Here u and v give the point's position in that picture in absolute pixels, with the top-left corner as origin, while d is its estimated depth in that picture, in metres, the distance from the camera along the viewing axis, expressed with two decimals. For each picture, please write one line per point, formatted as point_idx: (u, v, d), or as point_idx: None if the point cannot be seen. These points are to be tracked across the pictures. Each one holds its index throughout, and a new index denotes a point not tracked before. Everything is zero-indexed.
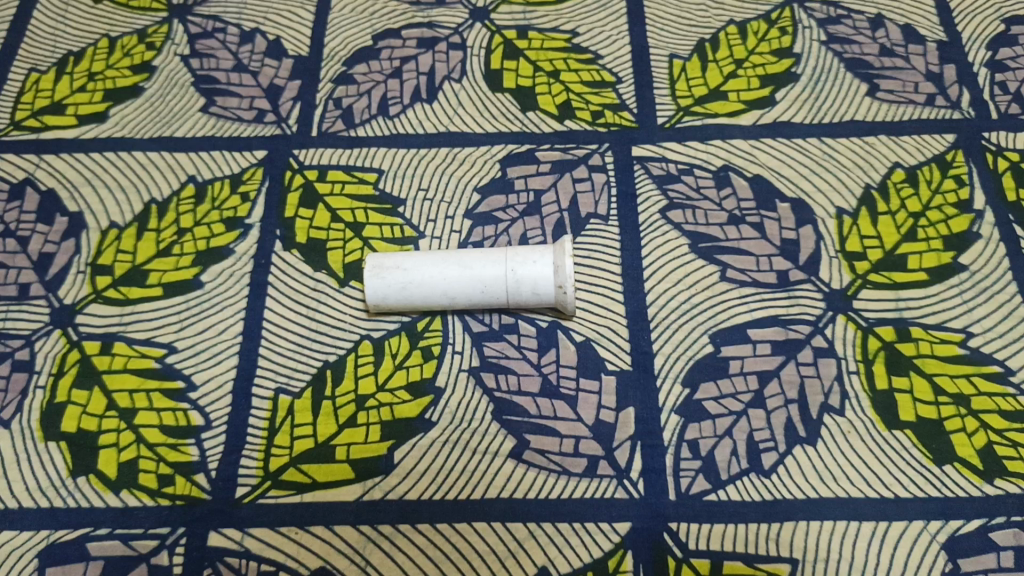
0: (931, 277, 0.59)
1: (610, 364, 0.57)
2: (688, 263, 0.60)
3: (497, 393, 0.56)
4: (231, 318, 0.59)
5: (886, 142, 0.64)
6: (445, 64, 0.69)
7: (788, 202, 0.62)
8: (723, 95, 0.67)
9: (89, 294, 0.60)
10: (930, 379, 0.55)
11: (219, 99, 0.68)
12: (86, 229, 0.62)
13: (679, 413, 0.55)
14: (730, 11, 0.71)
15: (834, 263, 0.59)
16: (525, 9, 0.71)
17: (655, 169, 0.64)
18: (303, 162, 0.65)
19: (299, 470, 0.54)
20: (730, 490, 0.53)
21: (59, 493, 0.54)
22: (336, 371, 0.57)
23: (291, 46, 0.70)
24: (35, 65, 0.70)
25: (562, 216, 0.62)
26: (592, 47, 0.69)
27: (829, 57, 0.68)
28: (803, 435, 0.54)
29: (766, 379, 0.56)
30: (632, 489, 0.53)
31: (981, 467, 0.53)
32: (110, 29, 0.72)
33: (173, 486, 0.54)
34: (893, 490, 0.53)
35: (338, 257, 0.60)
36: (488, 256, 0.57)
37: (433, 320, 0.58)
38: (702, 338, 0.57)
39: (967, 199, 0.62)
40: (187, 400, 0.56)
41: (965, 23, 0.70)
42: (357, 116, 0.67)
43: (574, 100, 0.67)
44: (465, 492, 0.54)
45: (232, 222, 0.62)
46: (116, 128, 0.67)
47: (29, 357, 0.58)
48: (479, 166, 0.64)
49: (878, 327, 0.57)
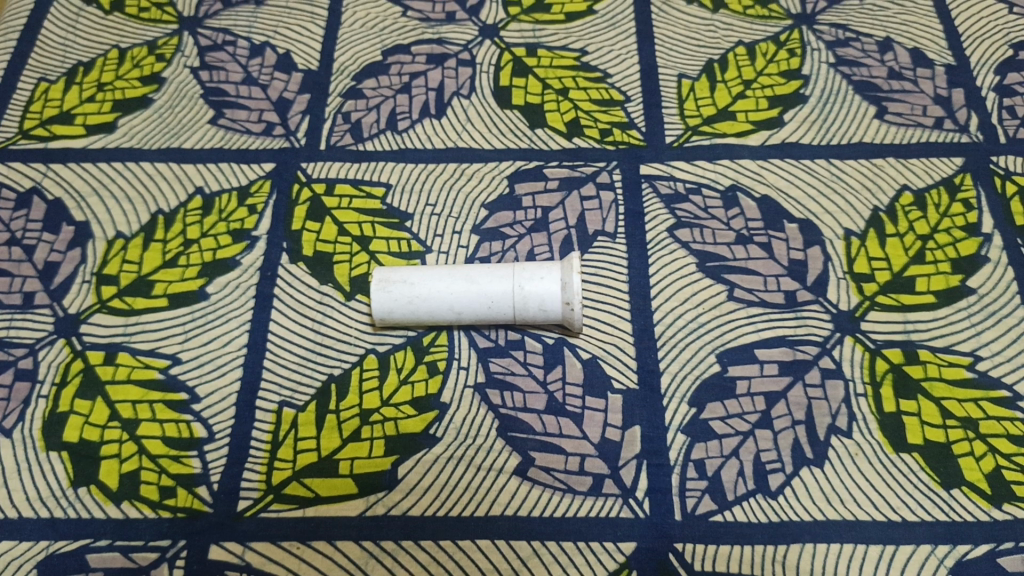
0: (939, 300, 0.58)
1: (616, 382, 0.56)
2: (695, 283, 0.60)
3: (503, 409, 0.56)
4: (236, 330, 0.58)
5: (894, 165, 0.64)
6: (454, 80, 0.69)
7: (796, 222, 0.62)
8: (732, 115, 0.67)
9: (93, 303, 0.59)
10: (938, 403, 0.55)
11: (229, 111, 0.68)
12: (92, 239, 0.62)
13: (685, 432, 0.55)
14: (739, 32, 0.71)
15: (842, 284, 0.59)
16: (535, 28, 0.72)
17: (663, 188, 0.64)
18: (311, 175, 0.65)
19: (301, 484, 0.54)
20: (736, 511, 0.52)
21: (60, 503, 0.53)
22: (341, 385, 0.56)
23: (301, 60, 0.71)
24: (45, 74, 0.70)
25: (569, 232, 0.62)
26: (601, 66, 0.70)
27: (837, 79, 0.68)
28: (810, 456, 0.54)
29: (773, 400, 0.55)
30: (637, 508, 0.53)
31: (989, 492, 0.53)
32: (120, 40, 0.72)
33: (174, 498, 0.53)
34: (901, 514, 0.52)
35: (344, 271, 0.60)
36: (495, 272, 0.57)
37: (439, 335, 0.58)
38: (709, 357, 0.57)
39: (975, 223, 0.62)
40: (190, 412, 0.56)
41: (974, 47, 0.70)
42: (365, 131, 0.67)
43: (583, 118, 0.67)
44: (469, 508, 0.53)
45: (239, 234, 0.62)
46: (124, 139, 0.67)
47: (31, 366, 0.57)
48: (487, 182, 0.64)
49: (886, 349, 0.57)
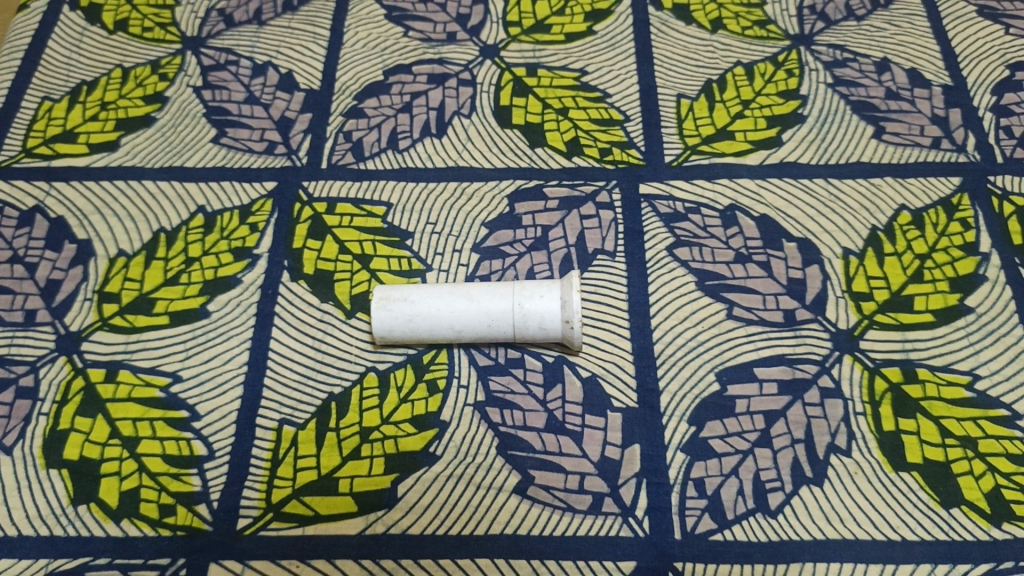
0: (938, 319, 0.59)
1: (616, 401, 0.56)
2: (695, 301, 0.60)
3: (503, 427, 0.56)
4: (236, 348, 0.59)
5: (892, 184, 0.65)
6: (455, 100, 0.70)
7: (794, 241, 0.62)
8: (730, 135, 0.67)
9: (95, 321, 0.60)
10: (937, 422, 0.55)
11: (231, 130, 0.68)
12: (95, 257, 0.62)
13: (685, 451, 0.55)
14: (737, 53, 0.72)
15: (841, 303, 0.60)
16: (535, 48, 0.73)
17: (662, 208, 0.64)
18: (312, 194, 0.65)
19: (301, 502, 0.54)
20: (736, 530, 0.52)
21: (59, 521, 0.53)
22: (341, 403, 0.56)
23: (303, 79, 0.71)
24: (48, 93, 0.71)
25: (569, 251, 0.62)
26: (600, 86, 0.70)
27: (835, 99, 0.69)
28: (809, 475, 0.54)
29: (773, 419, 0.56)
30: (637, 527, 0.53)
31: (988, 511, 0.53)
32: (123, 60, 0.73)
33: (174, 516, 0.53)
34: (901, 533, 0.52)
35: (345, 289, 0.61)
36: (495, 290, 0.57)
37: (439, 353, 0.58)
38: (708, 375, 0.57)
39: (973, 242, 0.62)
40: (190, 429, 0.56)
41: (971, 68, 0.70)
42: (367, 150, 0.67)
43: (583, 137, 0.67)
44: (469, 527, 0.53)
45: (240, 252, 0.62)
46: (126, 157, 0.67)
47: (33, 383, 0.58)
48: (488, 201, 0.64)
49: (885, 368, 0.57)
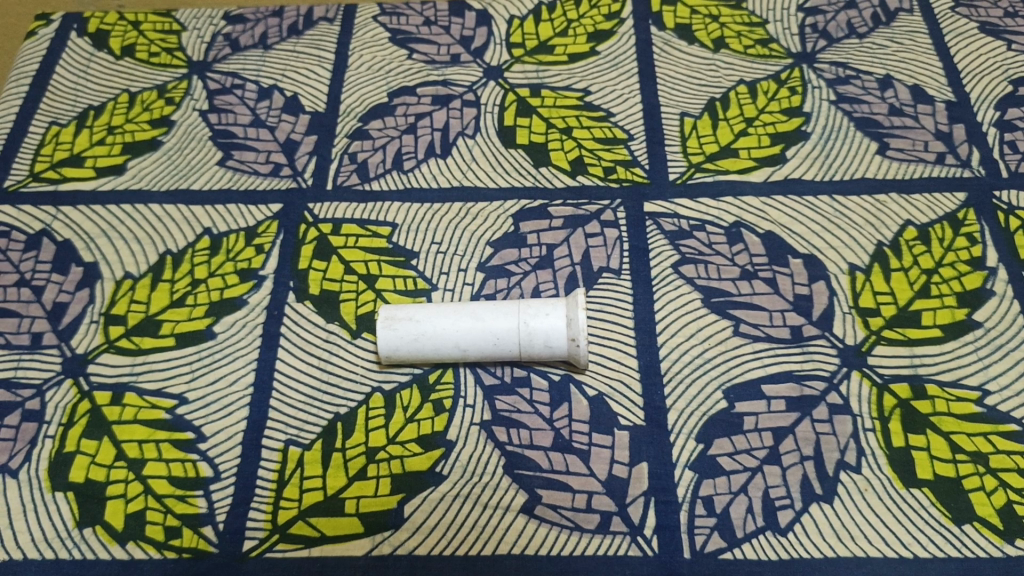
0: (946, 334, 0.58)
1: (623, 419, 0.56)
2: (701, 318, 0.60)
3: (509, 446, 0.55)
4: (243, 368, 0.59)
5: (897, 200, 0.64)
6: (458, 121, 0.70)
7: (800, 257, 0.62)
8: (734, 152, 0.67)
9: (101, 343, 0.60)
10: (947, 438, 0.55)
11: (237, 152, 0.69)
12: (100, 280, 0.63)
13: (693, 468, 0.55)
14: (739, 71, 0.72)
15: (848, 319, 0.59)
16: (538, 69, 0.73)
17: (667, 225, 0.64)
18: (317, 216, 0.65)
19: (307, 523, 0.53)
20: (746, 549, 0.52)
21: (65, 544, 0.53)
22: (347, 423, 0.56)
23: (308, 102, 0.71)
24: (56, 118, 0.71)
25: (574, 269, 0.62)
26: (604, 105, 0.70)
27: (838, 116, 0.69)
28: (819, 492, 0.53)
29: (781, 436, 0.55)
30: (646, 546, 0.52)
31: (1001, 527, 0.52)
32: (130, 84, 0.73)
33: (180, 538, 0.53)
34: (913, 550, 0.52)
35: (351, 309, 0.61)
36: (501, 308, 0.57)
37: (445, 372, 0.58)
38: (715, 393, 0.57)
39: (979, 257, 0.62)
40: (196, 451, 0.56)
41: (974, 84, 0.71)
42: (371, 170, 0.67)
43: (586, 156, 0.67)
44: (476, 547, 0.53)
45: (246, 274, 0.63)
46: (133, 181, 0.68)
47: (39, 407, 0.57)
48: (492, 220, 0.64)
49: (893, 384, 0.57)
